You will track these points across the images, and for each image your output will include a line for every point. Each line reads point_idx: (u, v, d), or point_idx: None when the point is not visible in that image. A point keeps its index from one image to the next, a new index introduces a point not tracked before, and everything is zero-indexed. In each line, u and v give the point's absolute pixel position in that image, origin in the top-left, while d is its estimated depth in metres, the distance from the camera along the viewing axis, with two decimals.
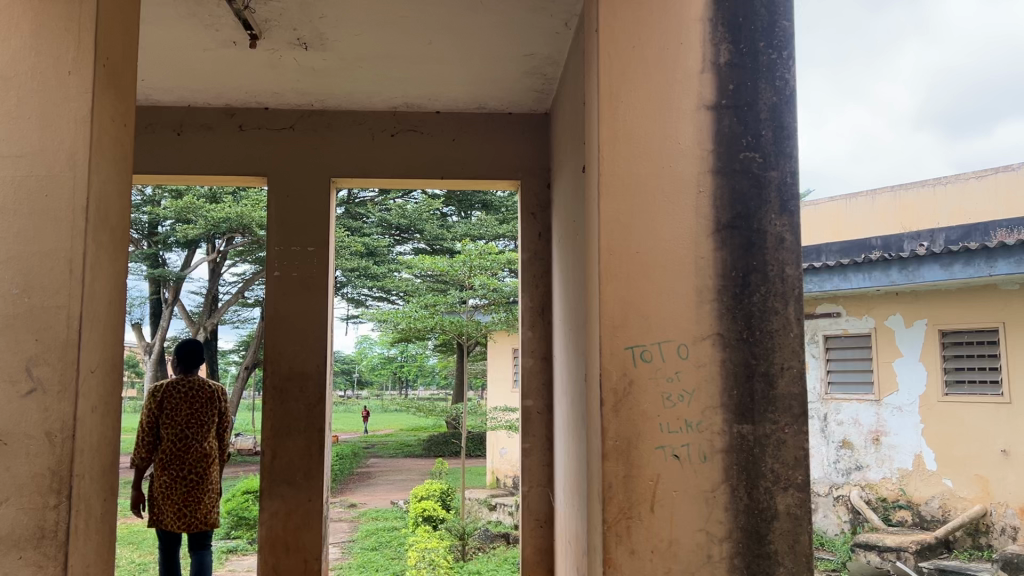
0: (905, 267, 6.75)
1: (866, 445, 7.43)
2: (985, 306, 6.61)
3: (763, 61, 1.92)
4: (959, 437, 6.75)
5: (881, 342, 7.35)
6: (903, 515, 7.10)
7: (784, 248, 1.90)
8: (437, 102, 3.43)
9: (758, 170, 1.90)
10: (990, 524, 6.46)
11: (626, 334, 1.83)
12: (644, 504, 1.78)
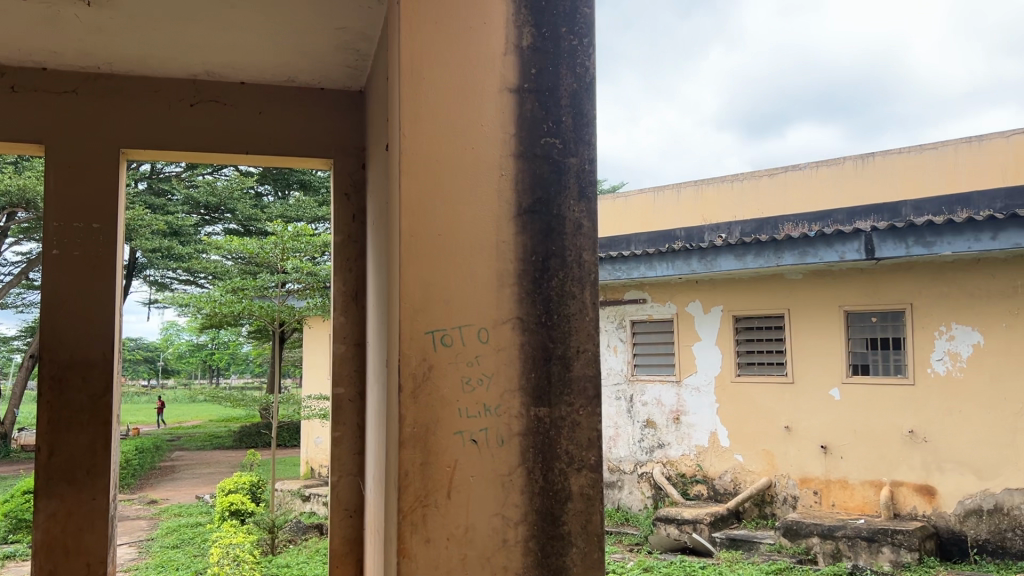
0: (704, 256, 7.12)
1: (668, 423, 7.86)
2: (772, 293, 7.20)
3: (564, 47, 1.94)
4: (749, 415, 7.30)
5: (681, 328, 7.77)
6: (700, 489, 7.57)
7: (581, 235, 1.92)
8: (241, 72, 3.16)
9: (558, 156, 1.92)
10: (773, 495, 7.07)
11: (424, 318, 1.79)
12: (440, 491, 1.75)
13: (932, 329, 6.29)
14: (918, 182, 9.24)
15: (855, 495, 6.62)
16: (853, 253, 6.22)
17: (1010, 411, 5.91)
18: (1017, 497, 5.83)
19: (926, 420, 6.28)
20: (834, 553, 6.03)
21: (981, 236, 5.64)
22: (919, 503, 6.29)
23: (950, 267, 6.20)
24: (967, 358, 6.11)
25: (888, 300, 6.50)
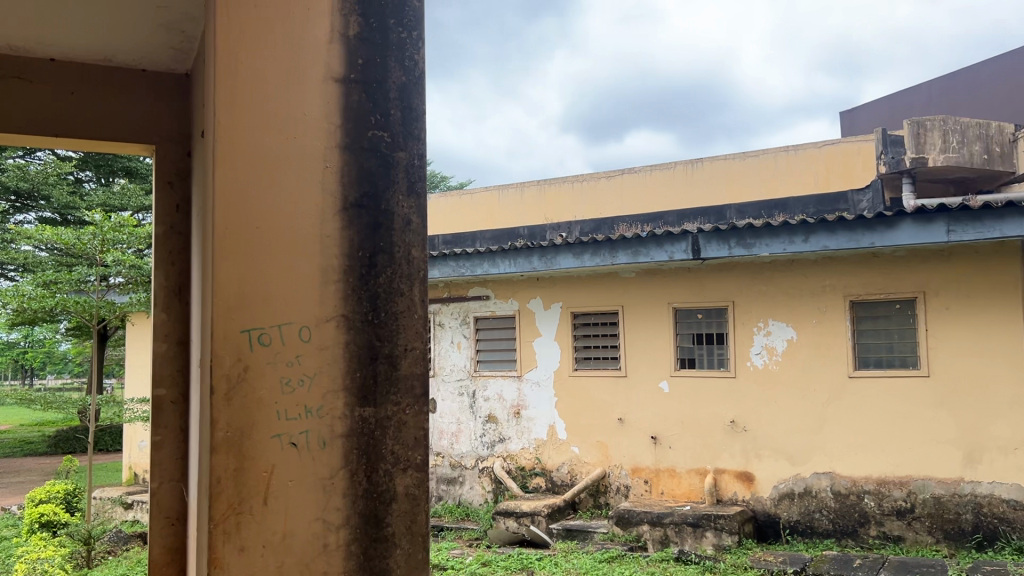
0: (544, 255, 7.26)
1: (508, 418, 7.94)
2: (608, 290, 7.44)
3: (393, 38, 1.92)
4: (585, 408, 7.51)
5: (523, 323, 7.89)
6: (538, 481, 7.69)
7: (410, 231, 1.90)
8: (50, 47, 2.84)
9: (386, 149, 1.89)
10: (607, 485, 7.32)
11: (240, 316, 1.70)
12: (256, 497, 1.68)
13: (751, 325, 6.74)
14: (742, 187, 9.83)
15: (682, 482, 6.96)
16: (681, 253, 6.53)
17: (819, 400, 6.43)
18: (824, 480, 6.37)
19: (747, 411, 6.71)
20: (662, 539, 6.32)
21: (794, 239, 6.14)
22: (739, 489, 6.71)
23: (767, 266, 6.70)
24: (782, 352, 6.60)
25: (713, 298, 6.91)
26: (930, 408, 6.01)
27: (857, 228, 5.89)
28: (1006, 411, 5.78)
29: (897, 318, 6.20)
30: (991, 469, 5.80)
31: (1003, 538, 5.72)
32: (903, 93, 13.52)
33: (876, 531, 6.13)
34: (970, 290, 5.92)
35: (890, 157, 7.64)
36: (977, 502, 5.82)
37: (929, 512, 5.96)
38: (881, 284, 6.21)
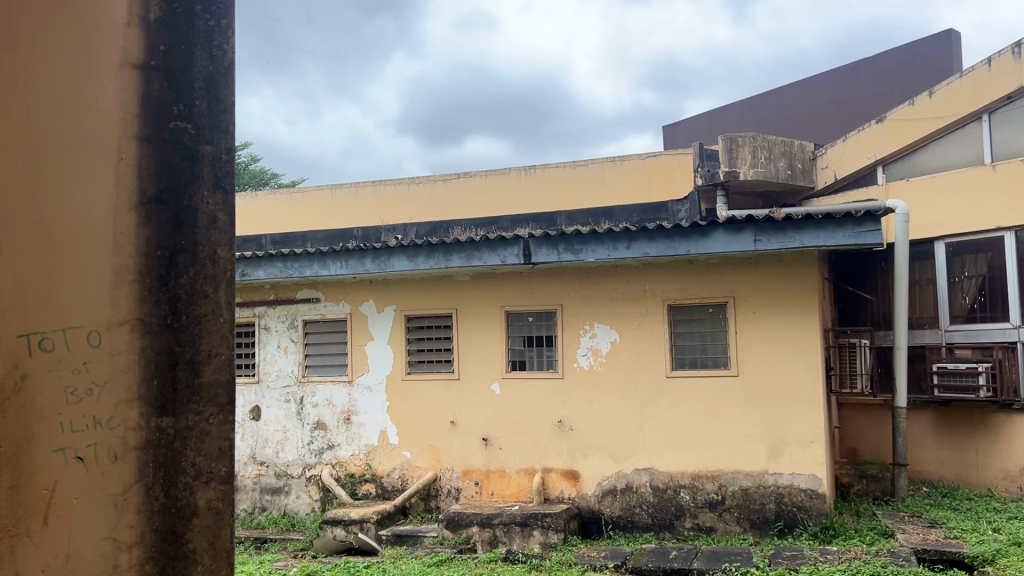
0: (376, 256, 7.08)
1: (338, 424, 7.75)
2: (441, 293, 7.44)
3: (200, 27, 2.09)
4: (417, 412, 7.46)
5: (354, 327, 7.74)
6: (368, 488, 7.56)
7: (215, 229, 2.08)
8: None
9: (189, 142, 2.04)
10: (438, 488, 7.31)
11: (18, 319, 1.78)
12: (36, 516, 1.78)
13: (579, 327, 6.96)
14: (572, 196, 10.14)
15: (511, 483, 7.07)
16: (513, 258, 6.65)
17: (640, 400, 6.72)
18: (644, 476, 6.65)
19: (573, 411, 6.91)
20: (491, 539, 6.39)
21: (618, 245, 6.37)
22: (565, 487, 6.89)
23: (594, 271, 6.94)
24: (606, 353, 6.85)
25: (542, 301, 7.08)
26: (739, 405, 6.46)
27: (676, 237, 6.23)
28: (805, 407, 6.29)
29: (710, 321, 6.65)
30: (791, 461, 6.29)
31: (801, 524, 6.21)
32: (719, 110, 14.42)
33: (690, 523, 6.48)
34: (775, 296, 6.42)
35: (706, 170, 8.04)
36: (779, 492, 6.29)
37: (737, 504, 6.38)
38: (696, 290, 6.64)
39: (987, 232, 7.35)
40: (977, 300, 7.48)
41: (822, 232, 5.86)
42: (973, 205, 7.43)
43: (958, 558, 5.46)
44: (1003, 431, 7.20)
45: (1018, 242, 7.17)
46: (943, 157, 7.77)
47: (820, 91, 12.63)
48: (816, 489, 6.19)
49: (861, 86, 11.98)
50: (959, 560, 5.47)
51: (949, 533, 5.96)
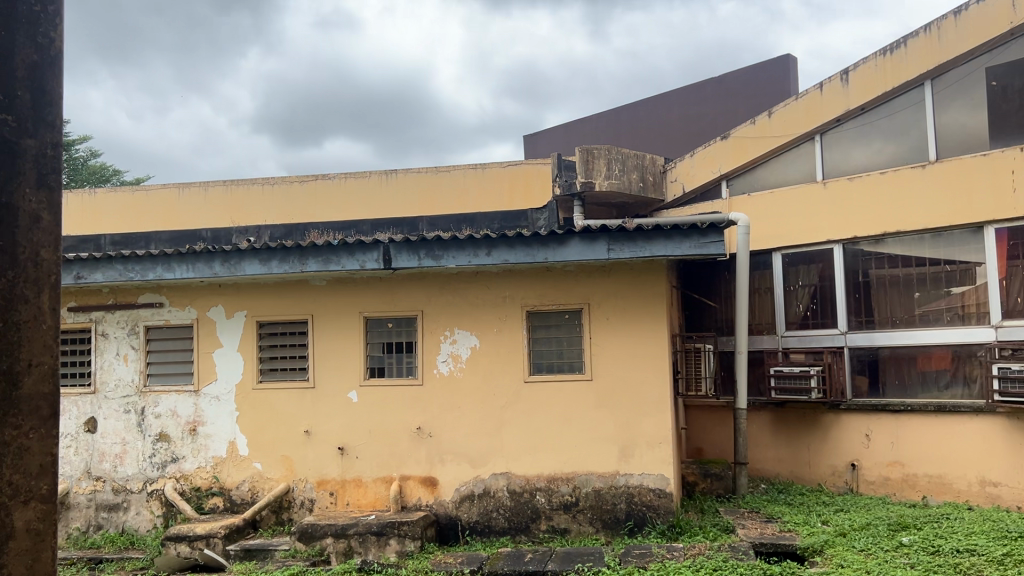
0: (227, 260, 6.79)
1: (182, 436, 7.37)
2: (296, 298, 7.24)
3: (24, 13, 1.91)
4: (269, 421, 7.21)
5: (202, 333, 7.41)
6: (215, 502, 7.22)
7: (38, 228, 1.90)
8: None
9: (10, 135, 1.87)
10: (291, 500, 7.09)
11: None
12: None
13: (438, 333, 6.95)
14: (434, 202, 10.12)
15: (367, 492, 6.96)
16: (372, 263, 6.56)
17: (498, 405, 6.79)
18: (501, 480, 6.72)
19: (431, 418, 6.89)
20: (345, 550, 6.26)
21: (478, 251, 6.42)
22: (422, 494, 6.85)
23: (454, 277, 6.95)
24: (466, 359, 6.88)
25: (401, 308, 7.03)
26: (593, 409, 6.64)
27: (534, 245, 6.33)
28: (654, 410, 6.55)
29: (566, 327, 6.83)
30: (641, 463, 6.53)
31: (650, 523, 6.45)
32: (577, 122, 14.81)
33: (545, 525, 6.59)
34: (627, 303, 6.66)
35: (563, 181, 8.21)
36: (630, 492, 6.52)
37: (591, 504, 6.55)
38: (553, 296, 6.79)
39: (819, 245, 7.93)
40: (809, 308, 8.02)
41: (671, 242, 6.16)
42: (806, 219, 7.98)
43: (791, 550, 5.83)
44: (831, 429, 7.77)
45: (845, 254, 7.79)
46: (780, 173, 8.31)
47: (670, 108, 13.20)
48: (664, 489, 6.46)
49: (707, 104, 12.63)
50: (791, 552, 5.84)
51: (783, 526, 6.35)
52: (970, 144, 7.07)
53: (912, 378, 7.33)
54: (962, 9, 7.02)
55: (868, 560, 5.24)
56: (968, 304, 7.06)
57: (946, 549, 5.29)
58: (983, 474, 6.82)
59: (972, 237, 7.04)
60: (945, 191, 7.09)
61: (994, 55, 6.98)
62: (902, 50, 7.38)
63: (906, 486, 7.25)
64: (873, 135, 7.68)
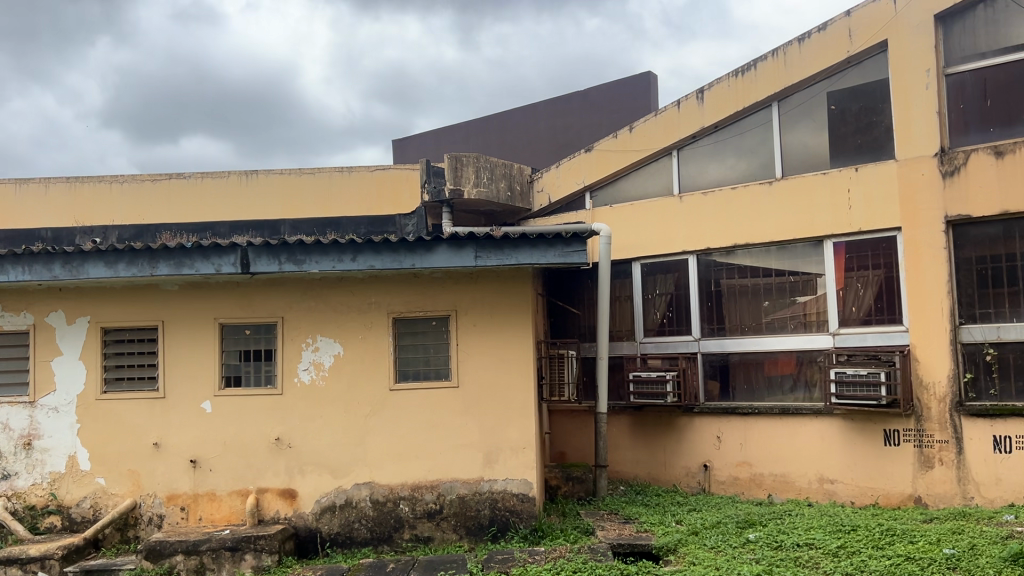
0: (68, 262, 6.36)
1: (15, 451, 6.84)
2: (146, 304, 6.87)
3: None
4: (114, 434, 6.80)
5: (39, 340, 6.90)
6: (52, 521, 6.74)
7: None
8: None
9: None
10: (137, 517, 6.71)
11: None
12: None
13: (300, 340, 6.77)
14: (298, 205, 9.86)
15: (221, 506, 6.67)
16: (229, 267, 6.29)
17: (362, 413, 6.68)
18: (363, 490, 6.61)
19: (291, 428, 6.69)
20: (197, 568, 5.98)
21: (343, 257, 6.29)
22: (281, 507, 6.64)
23: (317, 283, 6.79)
24: (328, 367, 6.72)
25: (260, 314, 6.81)
26: (458, 415, 6.65)
27: (400, 251, 6.28)
28: (518, 416, 6.63)
29: (432, 334, 6.80)
30: (505, 468, 6.59)
31: (513, 528, 6.51)
32: (446, 128, 14.81)
33: (409, 534, 6.53)
34: (492, 310, 6.72)
35: (432, 187, 8.33)
36: (494, 498, 6.56)
37: (454, 512, 6.54)
38: (419, 302, 6.76)
39: (676, 255, 8.26)
40: (666, 316, 8.35)
41: (535, 250, 6.27)
42: (664, 230, 8.30)
43: (647, 550, 6.03)
44: (685, 432, 8.10)
45: (699, 264, 8.15)
46: (640, 186, 8.61)
47: (538, 118, 13.43)
48: (527, 493, 6.54)
49: (573, 116, 12.94)
50: (647, 552, 6.04)
51: (640, 527, 6.57)
52: (812, 163, 7.59)
53: (759, 382, 7.77)
54: (805, 36, 7.52)
55: (717, 557, 5.49)
56: (809, 313, 7.53)
57: (787, 544, 5.62)
58: (821, 472, 7.29)
59: (813, 251, 7.53)
60: (789, 207, 7.56)
61: (833, 81, 7.52)
62: (752, 72, 7.82)
63: (753, 485, 7.65)
64: (726, 152, 8.09)
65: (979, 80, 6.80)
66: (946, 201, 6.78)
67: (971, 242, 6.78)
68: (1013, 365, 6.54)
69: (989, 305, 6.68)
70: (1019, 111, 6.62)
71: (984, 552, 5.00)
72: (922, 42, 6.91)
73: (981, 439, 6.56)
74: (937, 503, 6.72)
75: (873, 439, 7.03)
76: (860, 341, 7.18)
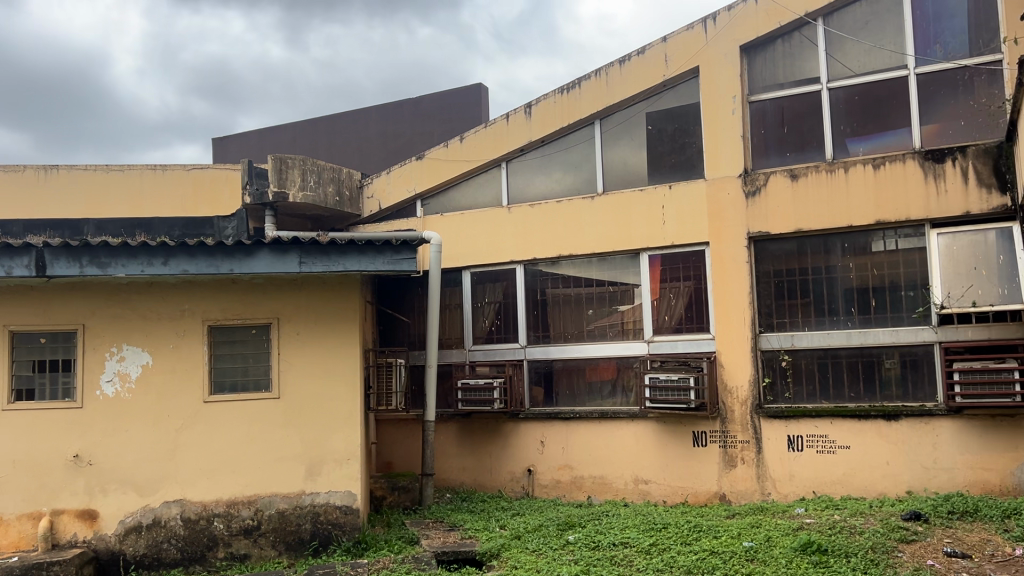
0: None
1: None
2: None
3: None
4: None
5: None
6: None
7: None
8: None
9: None
10: None
11: None
12: None
13: (103, 350, 6.30)
14: (103, 204, 9.18)
15: (9, 531, 6.09)
16: (21, 269, 5.77)
17: (173, 427, 6.30)
18: (173, 508, 6.24)
19: (92, 444, 6.22)
20: None
21: (153, 260, 5.94)
22: (79, 529, 6.15)
23: (125, 288, 6.34)
24: (135, 379, 6.30)
25: (59, 321, 6.28)
26: (279, 427, 6.42)
27: (218, 255, 6.00)
28: (342, 426, 6.50)
29: (252, 342, 6.53)
30: (328, 480, 6.43)
31: (335, 541, 6.35)
32: (271, 129, 14.28)
33: (223, 553, 6.24)
34: (316, 318, 6.55)
35: (253, 189, 7.94)
36: (315, 511, 6.38)
37: (273, 527, 6.31)
38: (238, 310, 6.49)
39: (503, 265, 8.41)
40: (494, 323, 8.48)
41: (362, 257, 6.19)
42: (491, 240, 8.43)
43: (470, 556, 6.07)
44: (510, 439, 8.23)
45: (526, 274, 8.34)
46: (468, 196, 8.70)
47: (368, 123, 13.26)
48: (351, 505, 6.41)
49: (404, 124, 12.91)
50: (471, 558, 6.08)
51: (464, 534, 6.61)
52: (631, 179, 7.98)
53: (580, 388, 8.04)
54: (626, 58, 7.89)
55: (538, 560, 5.62)
56: (626, 321, 7.90)
57: (604, 544, 5.85)
58: (636, 473, 7.63)
59: (630, 263, 7.91)
60: (609, 220, 7.90)
61: (650, 103, 7.94)
62: (576, 90, 8.10)
63: (574, 487, 7.88)
64: (551, 166, 8.34)
65: (778, 109, 7.42)
66: (748, 219, 7.33)
67: (770, 256, 7.37)
68: (805, 370, 7.16)
69: (784, 315, 7.28)
70: (810, 139, 7.28)
71: (778, 543, 5.43)
72: (729, 71, 7.45)
73: (777, 439, 7.12)
74: (739, 499, 7.21)
75: (683, 440, 7.46)
76: (672, 348, 7.62)
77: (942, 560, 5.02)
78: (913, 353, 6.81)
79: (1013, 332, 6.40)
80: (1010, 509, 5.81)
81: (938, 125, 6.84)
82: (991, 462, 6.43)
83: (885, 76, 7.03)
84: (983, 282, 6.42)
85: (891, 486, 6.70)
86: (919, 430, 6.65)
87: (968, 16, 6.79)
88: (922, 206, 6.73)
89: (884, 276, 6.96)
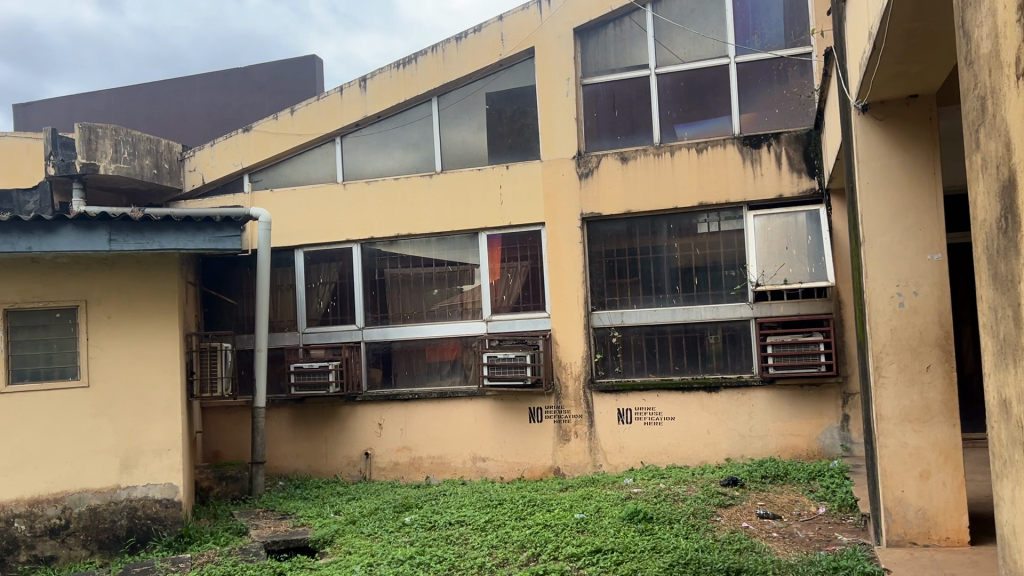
0: None
1: None
2: None
3: None
4: None
5: None
6: None
7: None
8: None
9: None
10: None
11: None
12: None
13: None
14: None
15: None
16: None
17: None
18: None
19: None
20: None
21: None
22: None
23: None
24: None
25: None
26: (89, 417, 5.93)
27: (13, 231, 5.44)
28: (161, 415, 6.11)
29: (56, 327, 5.98)
30: (146, 473, 6.03)
31: (154, 536, 5.96)
32: (82, 95, 13.09)
33: (25, 556, 5.76)
34: (130, 300, 6.11)
35: (59, 159, 7.28)
36: (132, 506, 5.96)
37: (83, 525, 5.84)
38: (39, 292, 5.93)
39: (339, 244, 8.16)
40: (329, 305, 8.22)
41: (180, 234, 5.83)
42: (325, 218, 8.15)
43: (301, 544, 5.87)
44: (345, 422, 8.00)
45: (363, 253, 8.14)
46: (301, 172, 8.36)
47: (190, 94, 12.47)
48: (171, 498, 6.04)
49: (233, 95, 12.29)
50: (302, 546, 5.88)
51: (295, 522, 6.38)
52: (468, 159, 7.95)
53: (419, 368, 7.98)
54: (462, 36, 7.81)
55: (372, 544, 5.52)
56: (466, 301, 7.89)
57: (440, 523, 5.82)
58: (475, 451, 7.66)
59: (468, 242, 7.89)
60: (445, 199, 7.84)
61: (487, 82, 7.92)
62: (412, 65, 7.94)
63: (412, 468, 7.80)
64: (387, 143, 8.17)
65: (609, 92, 7.60)
66: (581, 200, 7.49)
67: (602, 237, 7.56)
68: (634, 346, 7.43)
69: (615, 293, 7.51)
70: (639, 122, 7.51)
71: (607, 514, 5.60)
72: (563, 53, 7.55)
73: (608, 413, 7.36)
74: (573, 472, 7.40)
75: (521, 417, 7.55)
76: (509, 327, 7.70)
77: (755, 522, 5.35)
78: (732, 329, 7.20)
79: (819, 307, 6.89)
80: (815, 471, 6.29)
81: (755, 112, 7.23)
82: (800, 429, 6.92)
83: (708, 64, 7.36)
84: (794, 261, 6.85)
85: (712, 454, 7.08)
86: (737, 401, 7.06)
87: (782, 9, 7.20)
88: (740, 189, 7.11)
89: (705, 256, 7.30)
